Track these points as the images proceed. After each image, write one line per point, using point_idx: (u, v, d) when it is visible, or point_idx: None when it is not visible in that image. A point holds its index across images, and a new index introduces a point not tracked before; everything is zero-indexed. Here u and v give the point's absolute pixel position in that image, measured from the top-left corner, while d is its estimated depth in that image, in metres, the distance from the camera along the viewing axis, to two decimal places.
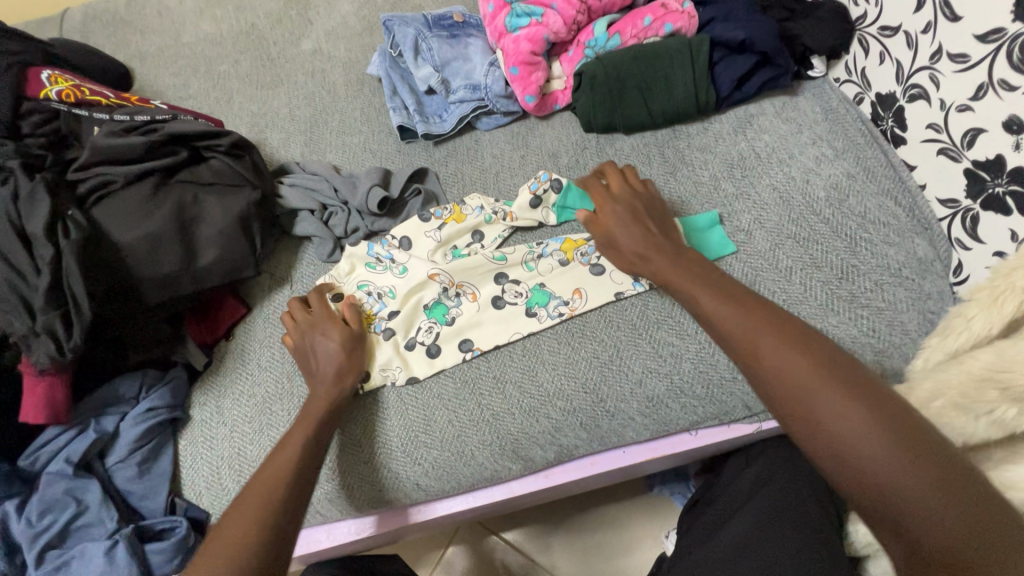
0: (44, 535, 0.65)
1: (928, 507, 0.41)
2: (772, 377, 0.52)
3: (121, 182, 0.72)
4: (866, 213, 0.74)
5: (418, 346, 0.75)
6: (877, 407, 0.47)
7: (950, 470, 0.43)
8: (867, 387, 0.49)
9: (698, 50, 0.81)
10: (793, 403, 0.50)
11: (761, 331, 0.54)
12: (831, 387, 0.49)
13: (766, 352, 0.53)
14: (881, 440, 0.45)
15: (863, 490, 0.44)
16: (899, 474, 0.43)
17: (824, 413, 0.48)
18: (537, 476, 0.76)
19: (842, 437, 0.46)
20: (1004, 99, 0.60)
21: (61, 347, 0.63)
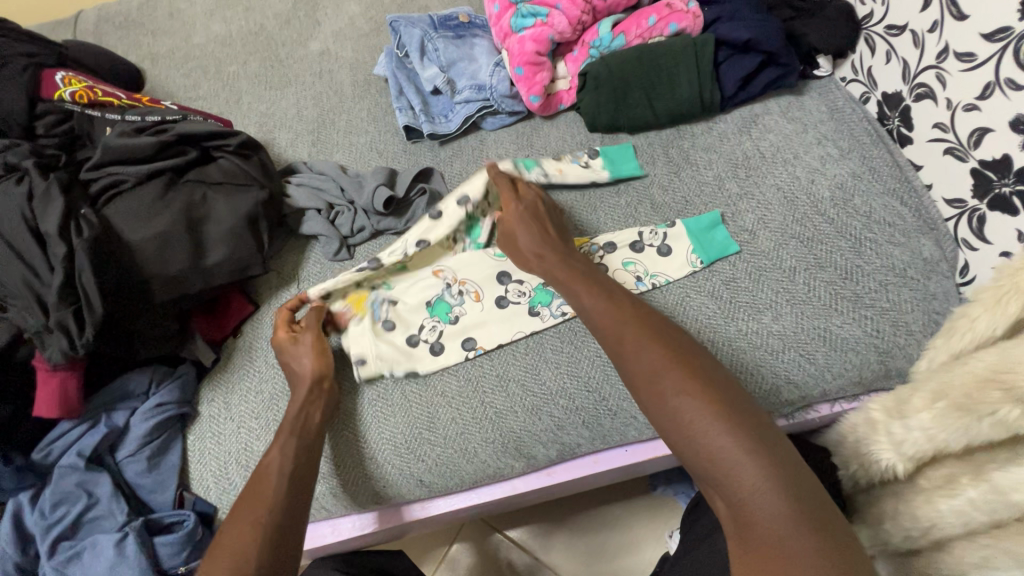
0: (58, 526, 0.67)
1: (758, 490, 0.46)
2: (636, 372, 0.56)
3: (132, 181, 0.74)
4: (870, 212, 0.74)
5: (422, 344, 0.76)
6: (725, 401, 0.51)
7: (780, 462, 0.47)
8: (718, 383, 0.53)
9: (702, 50, 0.81)
10: (652, 391, 0.54)
11: (651, 353, 0.56)
12: (688, 381, 0.52)
13: (629, 350, 0.57)
14: (724, 429, 0.49)
15: (708, 472, 0.49)
16: (738, 461, 0.47)
17: (677, 402, 0.51)
18: (540, 474, 0.76)
19: (717, 463, 0.48)
20: (1010, 99, 0.60)
21: (74, 343, 0.65)
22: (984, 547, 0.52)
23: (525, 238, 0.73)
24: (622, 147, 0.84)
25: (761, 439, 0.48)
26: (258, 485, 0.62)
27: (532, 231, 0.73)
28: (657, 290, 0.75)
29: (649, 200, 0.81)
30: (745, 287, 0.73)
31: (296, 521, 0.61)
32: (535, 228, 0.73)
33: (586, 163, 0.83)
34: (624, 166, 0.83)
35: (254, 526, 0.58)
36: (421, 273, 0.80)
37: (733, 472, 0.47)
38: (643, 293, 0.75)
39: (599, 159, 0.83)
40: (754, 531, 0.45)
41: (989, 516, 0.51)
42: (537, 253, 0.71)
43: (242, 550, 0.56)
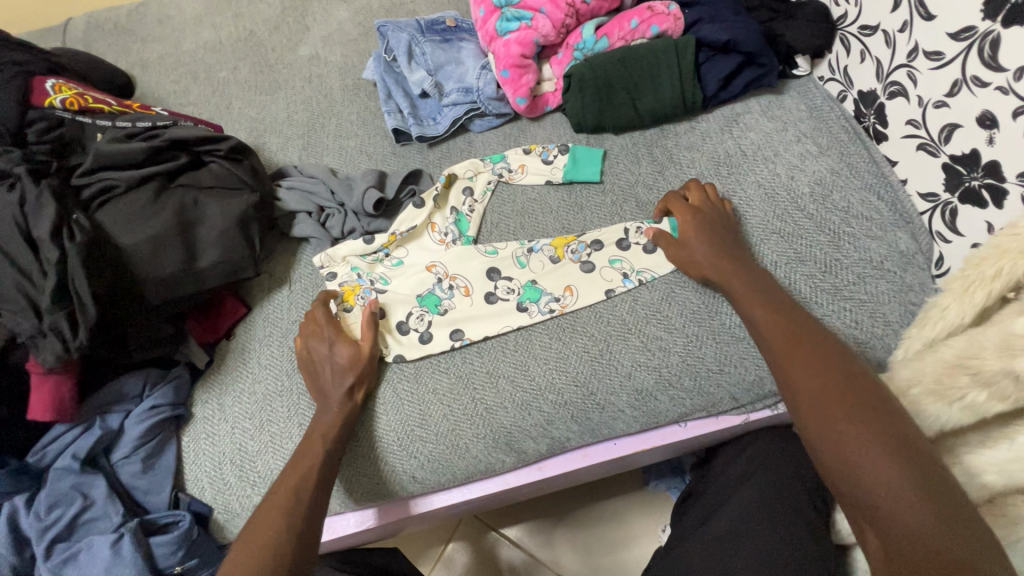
0: (53, 528, 0.67)
1: (920, 531, 0.46)
2: (807, 395, 0.56)
3: (123, 187, 0.75)
4: (849, 207, 0.76)
5: (411, 332, 0.77)
6: (899, 441, 0.50)
7: (952, 511, 0.46)
8: (898, 424, 0.52)
9: (683, 51, 0.83)
10: (818, 417, 0.54)
11: (822, 375, 0.56)
12: (858, 415, 0.53)
13: (803, 374, 0.57)
14: (895, 471, 0.48)
15: (865, 501, 0.49)
16: (903, 502, 0.47)
17: (842, 433, 0.52)
18: (530, 469, 0.77)
19: (875, 488, 0.48)
20: (977, 96, 0.62)
21: (67, 346, 0.65)
22: None
23: (701, 247, 0.72)
24: (591, 149, 0.86)
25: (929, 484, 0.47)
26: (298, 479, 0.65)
27: (710, 244, 0.72)
28: (644, 286, 0.77)
29: (634, 198, 0.83)
30: None
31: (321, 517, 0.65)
32: (709, 239, 0.73)
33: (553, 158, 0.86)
34: (587, 168, 0.85)
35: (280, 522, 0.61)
36: (411, 266, 0.81)
37: (896, 512, 0.47)
38: (629, 290, 0.77)
39: (565, 157, 0.86)
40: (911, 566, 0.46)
41: None
42: (710, 256, 0.72)
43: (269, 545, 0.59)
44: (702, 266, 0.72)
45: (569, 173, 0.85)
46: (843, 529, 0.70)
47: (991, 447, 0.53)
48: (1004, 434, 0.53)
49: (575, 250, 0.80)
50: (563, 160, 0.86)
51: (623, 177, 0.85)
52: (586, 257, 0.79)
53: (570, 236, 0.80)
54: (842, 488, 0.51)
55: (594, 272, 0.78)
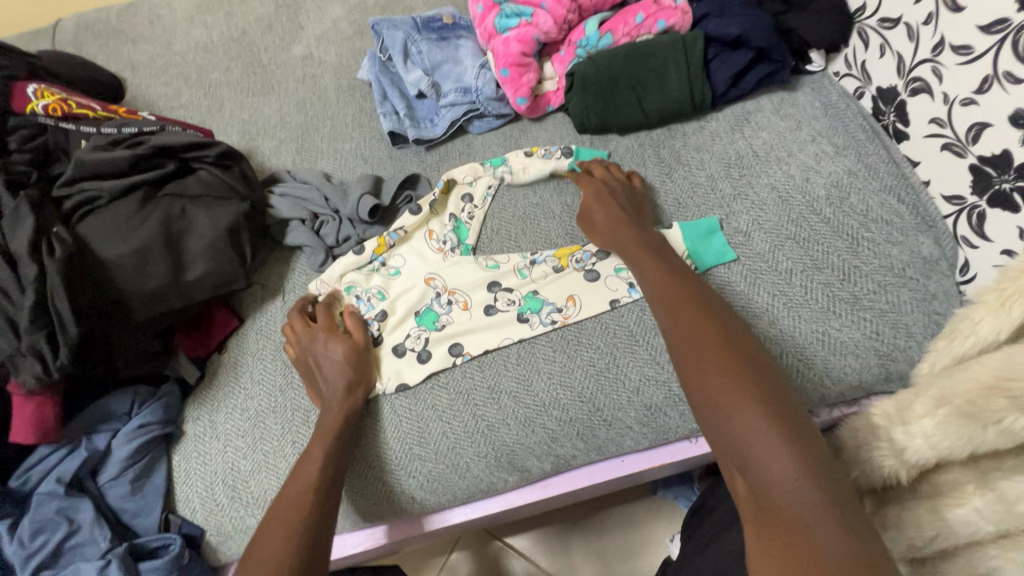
0: (37, 555, 0.65)
1: (781, 475, 0.43)
2: (684, 348, 0.54)
3: (107, 197, 0.72)
4: (867, 211, 0.72)
5: (408, 353, 0.74)
6: (758, 387, 0.48)
7: (806, 450, 0.44)
8: (760, 369, 0.50)
9: (692, 47, 0.79)
10: (682, 370, 0.53)
11: (690, 330, 0.55)
12: (724, 363, 0.50)
13: (683, 327, 0.56)
14: (754, 413, 0.46)
15: (730, 448, 0.47)
16: (765, 444, 0.45)
17: (715, 385, 0.49)
18: (534, 487, 0.74)
19: (742, 438, 0.46)
20: (1009, 92, 0.58)
21: (48, 366, 0.62)
22: (992, 558, 0.51)
23: (601, 213, 0.73)
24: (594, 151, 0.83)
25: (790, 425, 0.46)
26: (297, 491, 0.61)
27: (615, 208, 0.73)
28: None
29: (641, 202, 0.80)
30: (740, 290, 0.71)
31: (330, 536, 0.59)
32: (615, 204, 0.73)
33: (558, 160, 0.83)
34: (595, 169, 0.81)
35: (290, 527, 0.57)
36: (408, 281, 0.78)
37: (763, 458, 0.44)
38: (636, 300, 0.73)
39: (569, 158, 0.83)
40: (771, 511, 0.43)
41: (995, 526, 0.50)
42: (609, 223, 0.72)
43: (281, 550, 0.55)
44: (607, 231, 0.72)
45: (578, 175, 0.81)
46: None
47: None
48: None
49: (579, 258, 0.76)
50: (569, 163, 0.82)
51: None
52: (591, 265, 0.76)
53: (574, 246, 0.77)
54: (716, 448, 0.49)
55: (598, 281, 0.75)
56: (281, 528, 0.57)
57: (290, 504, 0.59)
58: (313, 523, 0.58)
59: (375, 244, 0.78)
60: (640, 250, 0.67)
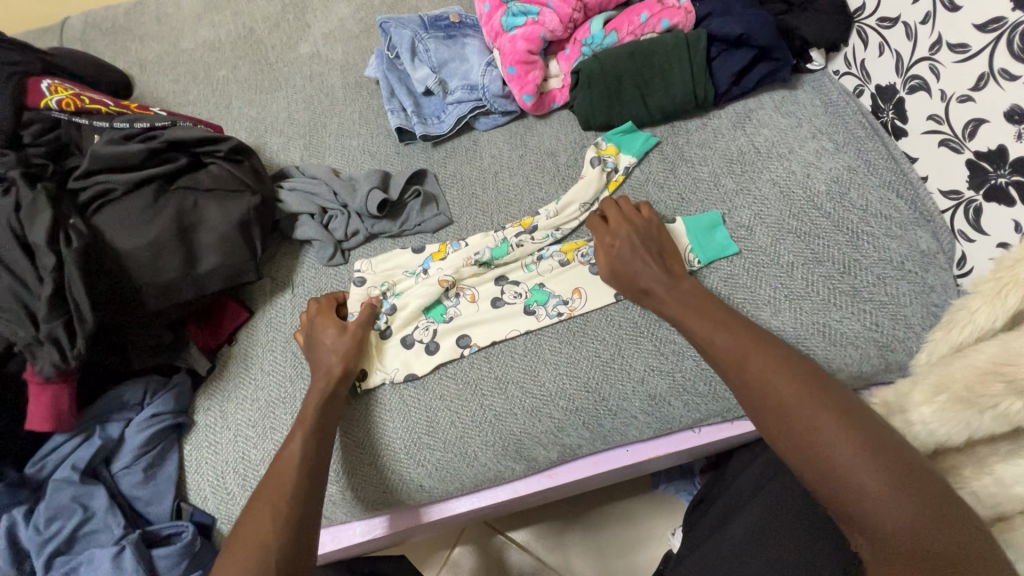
0: (53, 541, 0.66)
1: (900, 523, 0.47)
2: (771, 407, 0.56)
3: (122, 190, 0.73)
4: (867, 205, 0.74)
5: (417, 344, 0.76)
6: (863, 436, 0.52)
7: (918, 489, 0.49)
8: (858, 419, 0.54)
9: (695, 46, 0.81)
10: (783, 426, 0.55)
11: (771, 378, 0.58)
12: (827, 413, 0.54)
13: (764, 386, 0.57)
14: (871, 468, 0.50)
15: (842, 498, 0.50)
16: (880, 495, 0.48)
17: (821, 440, 0.52)
18: (540, 477, 0.75)
19: (858, 490, 0.49)
20: (1005, 89, 0.60)
21: (65, 355, 0.63)
22: None
23: (633, 266, 0.71)
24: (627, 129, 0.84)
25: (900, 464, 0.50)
26: (282, 475, 0.62)
27: (640, 258, 0.71)
28: None
29: (645, 197, 0.81)
30: (742, 283, 0.73)
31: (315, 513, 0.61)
32: (642, 252, 0.71)
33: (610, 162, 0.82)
34: (632, 142, 0.84)
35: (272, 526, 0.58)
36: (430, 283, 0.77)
37: (885, 516, 0.48)
38: None
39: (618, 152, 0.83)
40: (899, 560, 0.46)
41: (992, 509, 0.52)
42: (641, 282, 0.70)
43: (263, 548, 0.56)
44: (643, 284, 0.70)
45: (611, 139, 0.84)
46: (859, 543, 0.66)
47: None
48: None
49: (584, 252, 0.78)
50: (603, 144, 0.84)
51: (633, 176, 0.83)
52: (596, 259, 0.77)
53: (580, 241, 0.79)
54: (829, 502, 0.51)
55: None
56: (264, 516, 0.59)
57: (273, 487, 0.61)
58: (293, 503, 0.60)
59: (434, 248, 0.82)
60: (696, 301, 0.67)
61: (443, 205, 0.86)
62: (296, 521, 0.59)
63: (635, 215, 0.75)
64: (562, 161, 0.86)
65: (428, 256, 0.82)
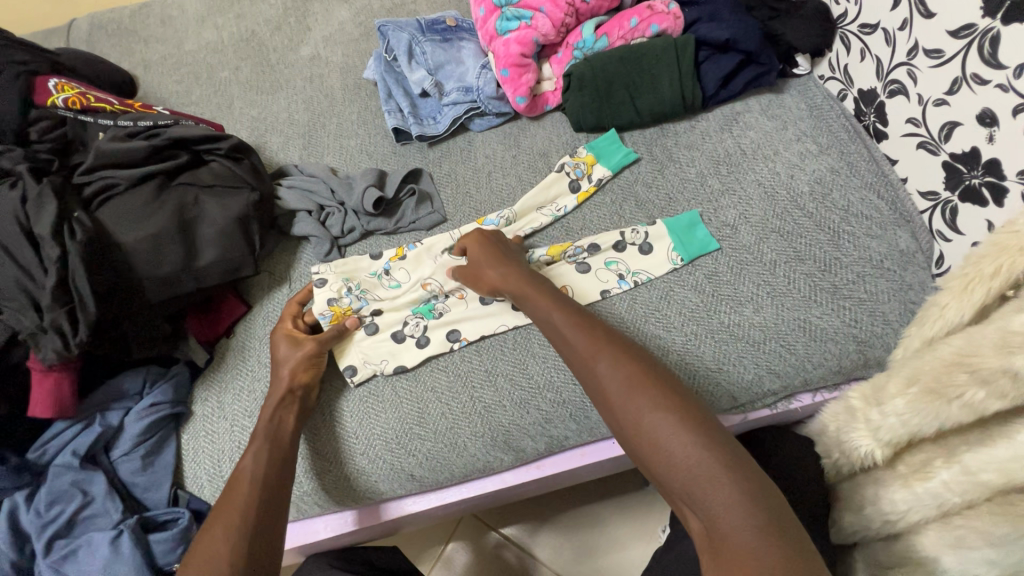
0: (52, 525, 0.68)
1: (729, 511, 0.46)
2: (613, 391, 0.56)
3: (124, 185, 0.75)
4: (848, 206, 0.76)
5: (408, 339, 0.78)
6: (689, 415, 0.52)
7: (746, 476, 0.48)
8: (685, 400, 0.54)
9: (683, 50, 0.83)
10: (620, 412, 0.55)
11: (612, 363, 0.58)
12: (658, 395, 0.54)
13: (607, 371, 0.58)
14: (690, 443, 0.50)
15: (683, 490, 0.49)
16: (714, 485, 0.47)
17: (650, 420, 0.53)
18: (529, 468, 0.77)
19: (687, 467, 0.49)
20: (977, 93, 0.62)
21: (68, 343, 0.66)
22: (959, 527, 0.55)
23: (495, 271, 0.73)
24: (607, 137, 0.86)
25: (722, 441, 0.50)
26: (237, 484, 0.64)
27: (506, 275, 0.72)
28: (640, 287, 0.76)
29: (633, 197, 0.83)
30: (726, 280, 0.75)
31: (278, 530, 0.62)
32: (501, 269, 0.73)
33: (586, 173, 0.85)
34: (611, 156, 0.85)
35: (223, 531, 0.59)
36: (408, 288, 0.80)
37: (710, 495, 0.47)
38: (626, 291, 0.77)
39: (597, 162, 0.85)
40: (722, 552, 0.45)
41: (961, 496, 0.54)
42: (505, 280, 0.72)
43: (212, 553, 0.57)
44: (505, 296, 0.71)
45: (592, 147, 0.86)
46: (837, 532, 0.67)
47: (990, 446, 0.53)
48: (1003, 432, 0.53)
49: (570, 253, 0.80)
50: (584, 152, 0.86)
51: (623, 177, 0.85)
52: (582, 258, 0.79)
53: (565, 244, 0.80)
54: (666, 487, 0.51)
55: (589, 272, 0.78)
56: (216, 524, 0.60)
57: (234, 500, 0.62)
58: (249, 517, 0.60)
59: (393, 252, 0.84)
60: (552, 299, 0.68)
61: (438, 204, 0.88)
62: (251, 534, 0.59)
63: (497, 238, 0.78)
64: (554, 161, 0.88)
65: (388, 260, 0.83)
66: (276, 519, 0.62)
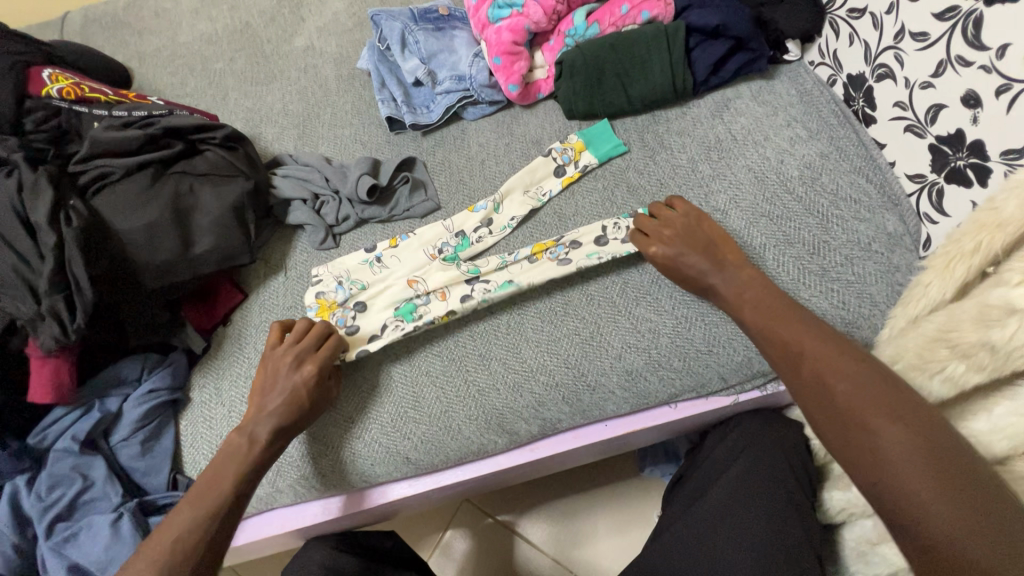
0: (53, 508, 0.69)
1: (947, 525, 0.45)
2: (824, 394, 0.56)
3: (120, 173, 0.76)
4: (838, 190, 0.77)
5: (385, 344, 0.76)
6: (920, 435, 0.50)
7: (971, 495, 0.46)
8: (910, 412, 0.52)
9: (674, 36, 0.83)
10: (830, 414, 0.55)
11: (818, 363, 0.58)
12: (876, 407, 0.53)
13: (817, 371, 0.58)
14: (904, 456, 0.49)
15: (886, 494, 0.49)
16: (922, 499, 0.47)
17: (866, 429, 0.52)
18: (522, 451, 0.78)
19: (894, 479, 0.49)
20: (961, 75, 0.63)
21: (66, 329, 0.66)
22: None
23: (688, 257, 0.71)
24: (600, 125, 0.87)
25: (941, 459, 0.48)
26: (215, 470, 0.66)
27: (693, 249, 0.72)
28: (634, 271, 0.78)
29: (625, 182, 0.84)
30: None
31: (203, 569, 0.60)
32: (700, 250, 0.72)
33: (574, 160, 0.85)
34: (599, 146, 0.86)
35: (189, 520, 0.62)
36: (392, 284, 0.80)
37: (923, 508, 0.46)
38: (613, 278, 0.78)
39: (585, 150, 0.86)
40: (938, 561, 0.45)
41: None
42: (692, 269, 0.71)
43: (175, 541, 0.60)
44: (693, 273, 0.71)
45: (582, 134, 0.87)
46: (830, 509, 0.70)
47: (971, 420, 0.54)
48: (984, 407, 0.54)
49: (553, 251, 0.79)
50: (573, 139, 0.86)
51: (615, 164, 0.85)
52: (565, 256, 0.78)
53: (550, 242, 0.79)
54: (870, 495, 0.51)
55: (572, 269, 0.76)
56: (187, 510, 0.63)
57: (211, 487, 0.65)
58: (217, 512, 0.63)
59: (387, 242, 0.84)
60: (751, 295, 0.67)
61: (432, 191, 0.89)
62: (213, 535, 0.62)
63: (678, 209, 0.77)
64: (546, 148, 0.89)
65: (379, 249, 0.83)
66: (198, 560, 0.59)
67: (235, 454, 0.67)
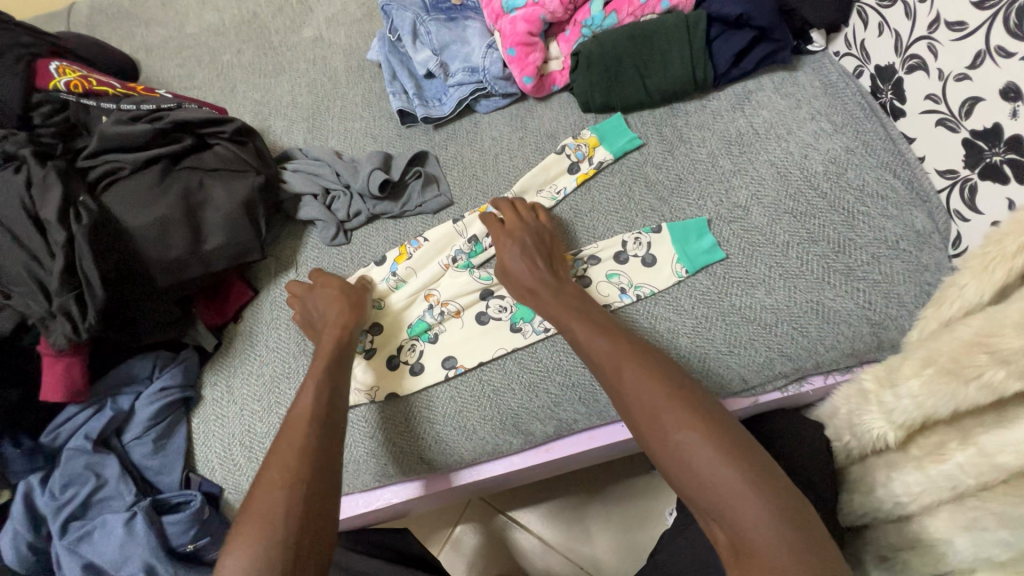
0: (66, 507, 0.69)
1: (755, 525, 0.45)
2: (636, 408, 0.54)
3: (129, 169, 0.75)
4: (864, 185, 0.74)
5: (402, 365, 0.76)
6: (722, 437, 0.50)
7: (770, 486, 0.47)
8: (708, 409, 0.52)
9: (694, 27, 0.81)
10: (648, 423, 0.53)
11: (626, 367, 0.57)
12: (676, 411, 0.52)
13: (642, 391, 0.54)
14: (716, 463, 0.48)
15: (708, 508, 0.48)
16: (739, 502, 0.46)
17: (678, 438, 0.50)
18: (536, 451, 0.76)
19: (715, 492, 0.47)
20: (1001, 67, 0.60)
21: (77, 328, 0.66)
22: (972, 509, 0.54)
23: (515, 263, 0.72)
24: (614, 120, 0.85)
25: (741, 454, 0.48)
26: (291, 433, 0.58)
27: (530, 260, 0.72)
28: (643, 301, 0.74)
29: (643, 178, 0.82)
30: (738, 263, 0.73)
31: (337, 482, 0.57)
32: (524, 249, 0.73)
33: (588, 157, 0.84)
34: (613, 141, 0.84)
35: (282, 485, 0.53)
36: (405, 300, 0.79)
37: (738, 517, 0.46)
38: (628, 305, 0.74)
39: (599, 146, 0.84)
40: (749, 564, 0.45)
41: (976, 478, 0.54)
42: (529, 282, 0.71)
43: (274, 511, 0.51)
44: (528, 285, 0.71)
45: (596, 129, 0.85)
46: None
47: (1008, 427, 0.52)
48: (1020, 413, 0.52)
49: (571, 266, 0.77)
50: (586, 135, 0.84)
51: (632, 158, 0.83)
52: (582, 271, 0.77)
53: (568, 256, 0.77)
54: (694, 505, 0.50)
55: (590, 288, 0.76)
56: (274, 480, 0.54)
57: (283, 449, 0.57)
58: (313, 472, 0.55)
59: (397, 252, 0.83)
60: (598, 315, 0.65)
61: (444, 186, 0.87)
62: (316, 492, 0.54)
63: (528, 217, 0.78)
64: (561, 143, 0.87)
65: (393, 261, 0.82)
66: (331, 470, 0.57)
67: (305, 417, 0.60)
